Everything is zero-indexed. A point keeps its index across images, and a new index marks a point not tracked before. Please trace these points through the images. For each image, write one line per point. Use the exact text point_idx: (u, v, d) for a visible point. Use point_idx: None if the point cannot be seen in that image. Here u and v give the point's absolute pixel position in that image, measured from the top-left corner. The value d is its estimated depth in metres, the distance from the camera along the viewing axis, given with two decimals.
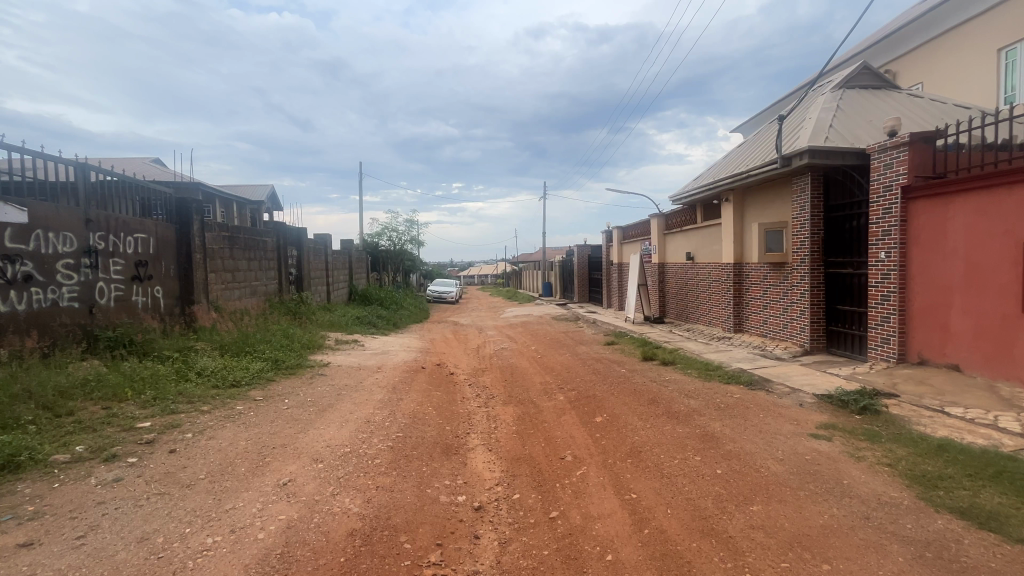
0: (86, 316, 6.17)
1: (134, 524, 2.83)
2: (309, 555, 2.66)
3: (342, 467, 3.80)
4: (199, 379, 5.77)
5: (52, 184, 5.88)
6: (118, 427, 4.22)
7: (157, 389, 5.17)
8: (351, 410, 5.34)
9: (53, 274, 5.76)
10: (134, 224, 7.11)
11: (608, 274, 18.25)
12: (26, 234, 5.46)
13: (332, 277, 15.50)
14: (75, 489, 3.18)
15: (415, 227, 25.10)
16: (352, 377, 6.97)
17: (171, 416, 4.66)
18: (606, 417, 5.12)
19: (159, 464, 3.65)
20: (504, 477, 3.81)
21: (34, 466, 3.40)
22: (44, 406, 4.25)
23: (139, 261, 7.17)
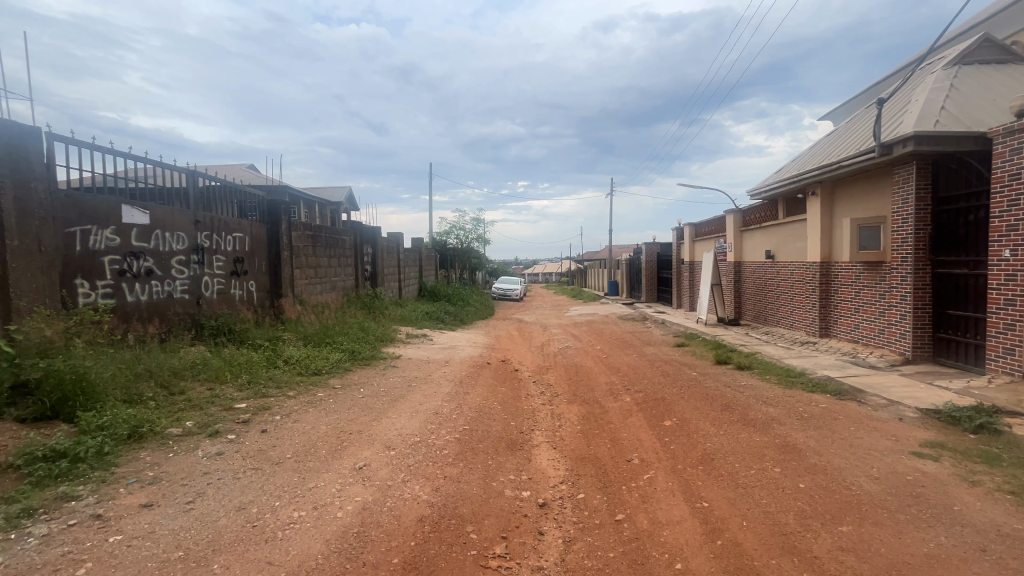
0: (194, 306, 6.93)
1: (233, 494, 3.14)
2: (382, 536, 2.80)
3: (412, 455, 3.98)
4: (286, 367, 6.29)
5: (168, 189, 6.63)
6: (219, 406, 4.70)
7: (251, 373, 5.71)
8: (421, 401, 5.57)
9: (169, 268, 6.52)
10: (232, 224, 7.85)
11: (679, 273, 17.55)
12: (148, 233, 6.20)
13: (403, 274, 16.23)
14: (185, 460, 3.59)
15: (482, 225, 25.57)
16: (421, 370, 7.23)
17: (262, 399, 5.12)
18: (676, 421, 4.94)
19: (253, 442, 4.02)
20: (568, 476, 3.79)
21: (154, 436, 3.88)
22: (161, 384, 4.84)
23: (238, 257, 7.94)
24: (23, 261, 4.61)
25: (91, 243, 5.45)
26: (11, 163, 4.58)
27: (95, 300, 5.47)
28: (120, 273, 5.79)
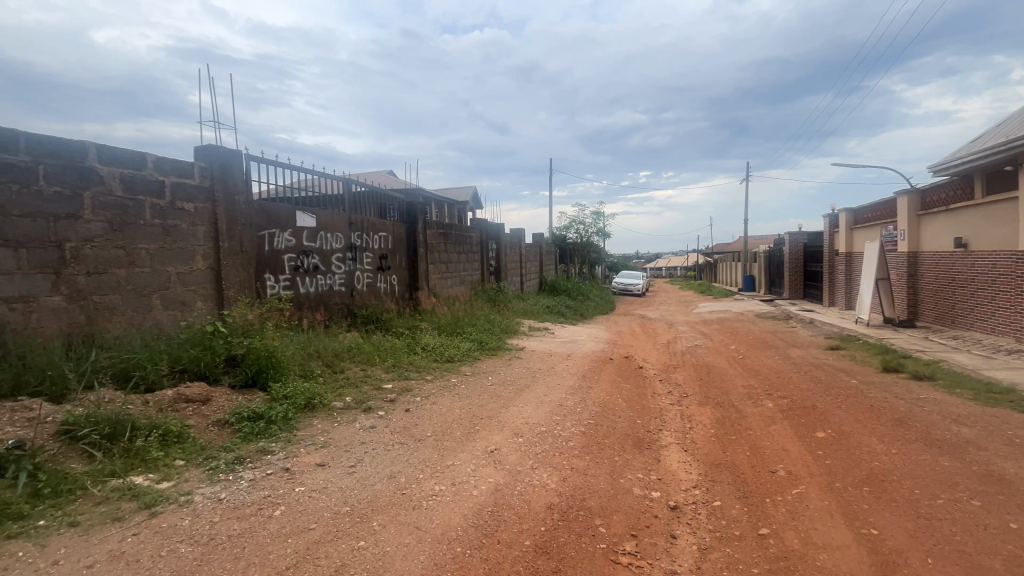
0: (349, 297, 7.96)
1: (385, 464, 3.56)
2: (514, 517, 2.94)
3: (540, 444, 4.09)
4: (424, 353, 6.90)
5: (329, 196, 7.67)
6: (371, 385, 5.36)
7: (395, 358, 6.38)
8: (545, 392, 5.70)
9: (330, 264, 7.57)
10: (378, 224, 8.83)
11: (832, 265, 15.33)
12: (315, 234, 7.27)
13: (525, 269, 16.69)
14: (347, 429, 4.16)
15: (602, 219, 25.09)
16: (543, 362, 7.38)
17: (405, 381, 5.71)
18: (832, 433, 4.35)
19: (398, 419, 4.49)
20: (702, 481, 3.57)
21: (323, 408, 4.55)
22: (327, 363, 5.66)
23: (383, 254, 8.92)
24: (230, 259, 5.74)
25: (275, 244, 6.56)
26: (222, 180, 5.71)
27: (278, 291, 6.57)
28: (295, 269, 6.88)
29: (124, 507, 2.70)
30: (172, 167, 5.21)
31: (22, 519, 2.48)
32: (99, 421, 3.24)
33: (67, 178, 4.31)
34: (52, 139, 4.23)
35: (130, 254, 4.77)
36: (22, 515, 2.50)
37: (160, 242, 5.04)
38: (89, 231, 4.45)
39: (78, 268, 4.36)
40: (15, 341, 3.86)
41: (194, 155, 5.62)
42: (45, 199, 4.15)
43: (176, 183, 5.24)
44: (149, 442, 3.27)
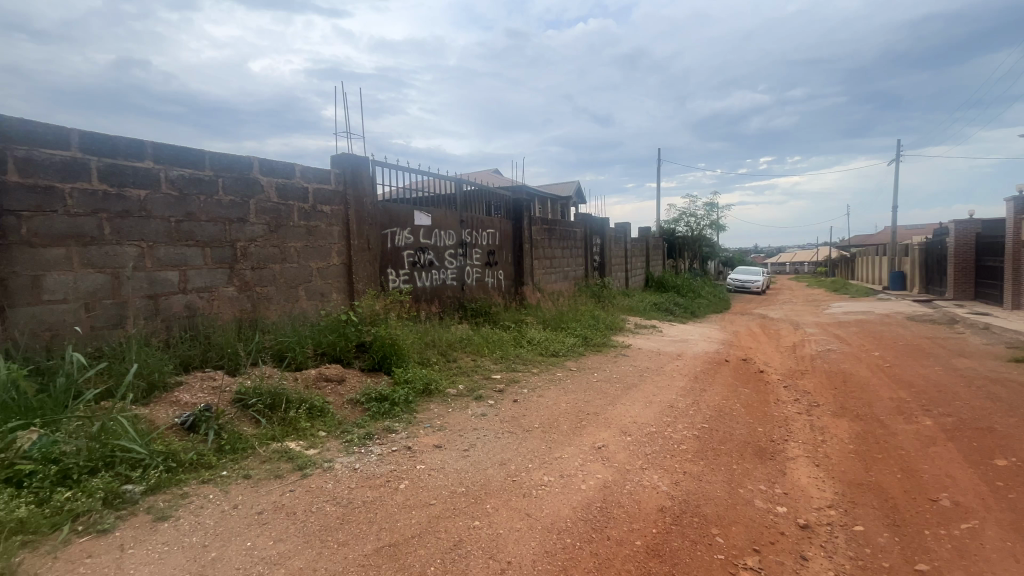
0: (460, 291, 8.41)
1: (496, 450, 3.71)
2: (624, 516, 2.90)
3: (649, 445, 3.97)
4: (530, 346, 7.06)
5: (443, 195, 8.16)
6: (480, 375, 5.63)
7: (503, 350, 6.63)
8: (654, 392, 5.50)
9: (444, 260, 8.06)
10: (486, 221, 9.20)
11: (1018, 260, 12.59)
12: (431, 232, 7.79)
13: (630, 264, 16.20)
14: (461, 415, 4.42)
15: (716, 210, 23.36)
16: (652, 361, 7.10)
17: (513, 372, 5.90)
18: (1016, 462, 3.60)
19: (507, 409, 4.66)
20: (840, 501, 3.19)
21: (438, 393, 4.89)
22: (442, 352, 6.05)
23: (491, 250, 9.27)
24: (359, 255, 6.40)
25: (396, 241, 7.14)
26: (354, 185, 6.36)
27: (399, 284, 7.17)
28: (413, 264, 7.44)
29: (282, 467, 3.17)
30: (315, 175, 5.93)
31: (211, 468, 3.03)
32: (263, 392, 3.82)
33: (238, 188, 5.12)
34: (228, 156, 5.05)
35: (283, 252, 5.54)
36: (210, 465, 3.05)
37: (305, 241, 5.78)
38: (253, 233, 5.26)
39: (245, 264, 5.18)
40: (203, 324, 4.70)
41: (331, 163, 6.33)
42: (223, 206, 4.98)
43: (317, 189, 5.96)
44: (299, 413, 3.78)
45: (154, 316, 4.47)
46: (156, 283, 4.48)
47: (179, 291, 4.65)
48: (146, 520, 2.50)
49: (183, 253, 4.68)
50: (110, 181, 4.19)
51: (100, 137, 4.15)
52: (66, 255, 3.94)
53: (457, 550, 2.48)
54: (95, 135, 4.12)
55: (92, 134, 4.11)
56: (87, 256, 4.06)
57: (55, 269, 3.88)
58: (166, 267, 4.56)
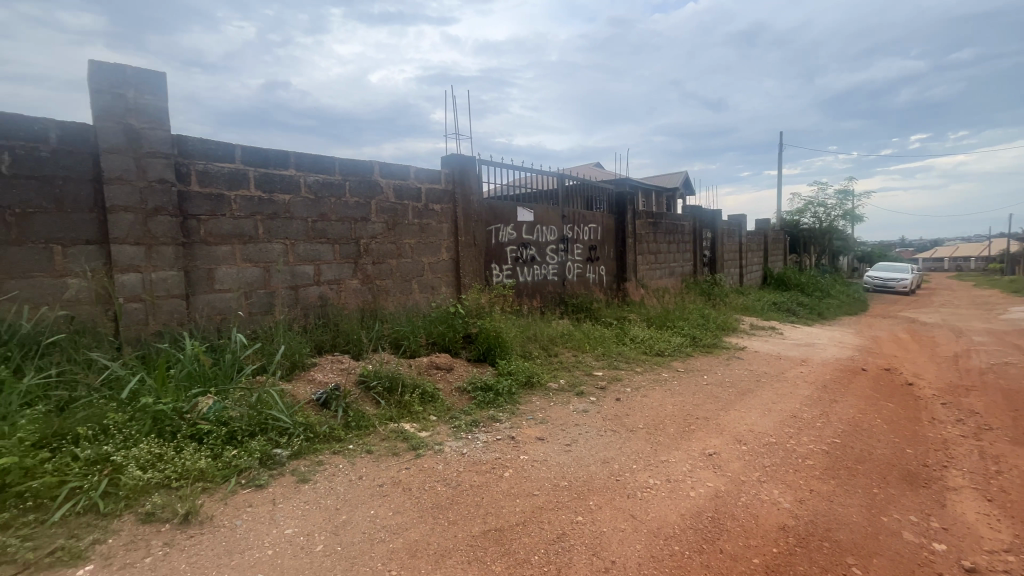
0: (561, 287, 8.42)
1: (598, 448, 3.67)
2: (739, 530, 2.69)
3: (769, 456, 3.63)
4: (633, 344, 6.84)
5: (545, 191, 8.21)
6: (582, 371, 5.59)
7: (605, 346, 6.51)
8: (774, 399, 5.01)
9: (545, 255, 8.11)
10: (588, 216, 9.07)
11: None
12: (533, 228, 7.89)
13: (745, 260, 14.91)
14: (562, 410, 4.44)
15: (852, 198, 20.55)
16: (771, 366, 6.48)
17: (615, 370, 5.77)
18: None
19: (609, 407, 4.57)
20: (1021, 547, 2.63)
21: (540, 386, 4.95)
22: (543, 346, 6.11)
23: (592, 245, 9.14)
24: (466, 251, 6.70)
25: (500, 237, 7.34)
26: (461, 184, 6.66)
27: (502, 279, 7.37)
28: (516, 259, 7.59)
29: (399, 445, 3.46)
30: (427, 175, 6.32)
31: (340, 441, 3.40)
32: (382, 376, 4.19)
33: (362, 190, 5.64)
34: (355, 162, 5.58)
35: (399, 248, 6.01)
36: (340, 438, 3.42)
37: (418, 238, 6.21)
38: (374, 231, 5.77)
39: (367, 259, 5.71)
40: (333, 312, 5.28)
41: (441, 163, 6.69)
42: (350, 207, 5.54)
43: (429, 189, 6.34)
44: (413, 397, 4.08)
45: (295, 305, 5.12)
46: (297, 275, 5.13)
47: (315, 282, 5.26)
48: (292, 481, 2.88)
49: (318, 249, 5.28)
50: (263, 188, 4.86)
51: (256, 150, 4.82)
52: (231, 252, 4.67)
53: (561, 543, 2.50)
54: (253, 149, 4.81)
55: (250, 148, 4.79)
56: (246, 252, 4.77)
57: (223, 264, 4.62)
58: (304, 262, 5.18)
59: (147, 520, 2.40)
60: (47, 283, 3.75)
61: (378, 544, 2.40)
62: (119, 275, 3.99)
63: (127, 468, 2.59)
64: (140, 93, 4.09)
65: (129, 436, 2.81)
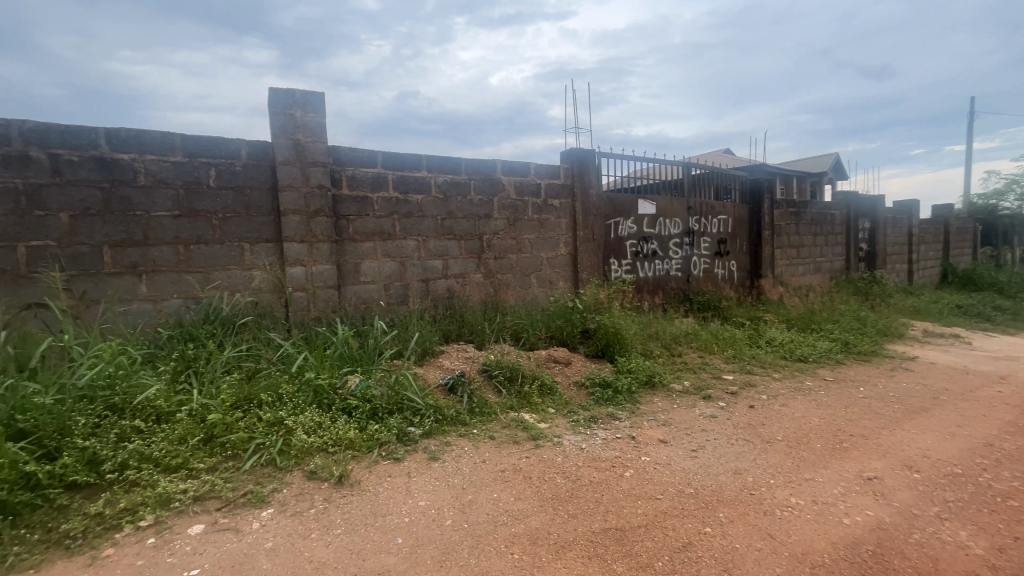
0: (685, 283, 7.93)
1: (729, 457, 3.38)
2: (910, 572, 2.28)
3: (952, 490, 3.01)
4: (769, 348, 6.17)
5: (669, 182, 7.76)
6: (709, 373, 5.20)
7: (736, 349, 5.98)
8: (958, 422, 4.14)
9: (668, 250, 7.69)
10: (717, 207, 8.39)
11: None
12: (655, 221, 7.52)
13: (917, 254, 12.54)
14: (687, 413, 4.18)
15: None
16: (954, 381, 5.36)
17: (748, 375, 5.27)
18: None
19: (742, 415, 4.19)
20: None
21: (662, 387, 4.72)
22: (666, 345, 5.80)
23: (721, 239, 8.43)
24: (584, 246, 6.65)
25: (620, 231, 7.12)
26: (580, 178, 6.60)
27: (622, 274, 7.16)
28: (637, 254, 7.31)
29: (519, 434, 3.56)
30: (547, 171, 6.38)
31: (466, 425, 3.61)
32: (503, 366, 4.34)
33: (485, 188, 5.89)
34: (479, 161, 5.85)
35: (519, 243, 6.17)
36: (465, 422, 3.64)
37: (537, 233, 6.31)
38: (496, 227, 6.00)
39: (490, 254, 5.96)
40: (459, 304, 5.61)
41: (560, 158, 6.70)
42: (474, 204, 5.83)
43: (548, 184, 6.40)
44: (532, 388, 4.17)
45: (426, 296, 5.55)
46: (427, 269, 5.55)
47: (443, 276, 5.65)
48: (424, 458, 3.14)
49: (446, 245, 5.66)
50: (399, 189, 5.34)
51: (395, 155, 5.31)
52: (374, 248, 5.22)
53: (687, 553, 2.36)
54: (392, 154, 5.30)
55: (390, 153, 5.28)
56: (385, 248, 5.29)
57: (367, 258, 5.18)
58: (434, 256, 5.59)
59: (311, 477, 2.80)
60: (239, 274, 4.56)
61: (501, 527, 2.51)
62: (289, 268, 4.70)
63: (296, 432, 3.05)
64: (305, 111, 4.76)
65: (297, 404, 3.30)
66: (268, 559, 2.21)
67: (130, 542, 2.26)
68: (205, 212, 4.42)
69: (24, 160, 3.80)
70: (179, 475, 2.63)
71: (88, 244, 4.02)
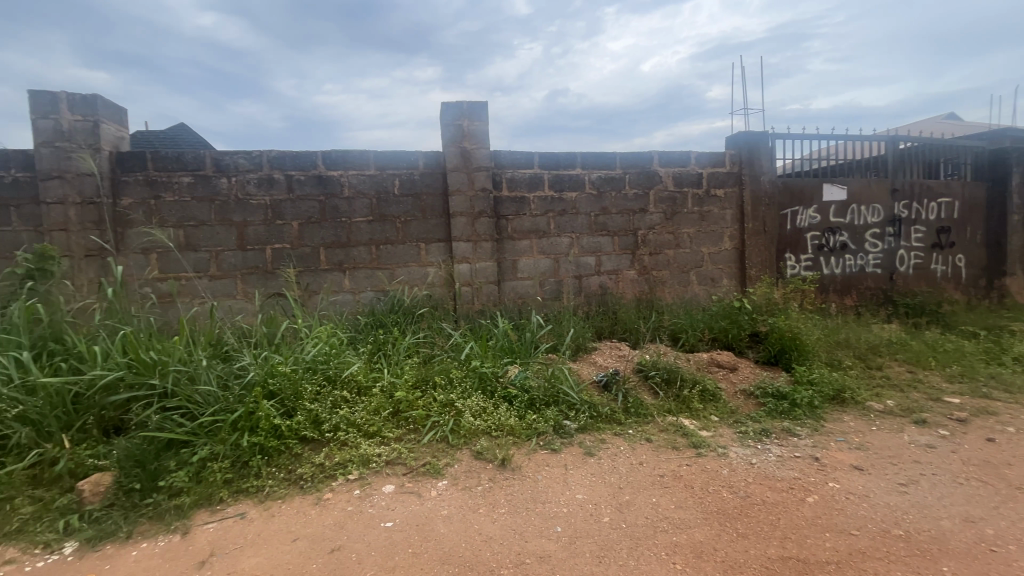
0: (887, 282, 6.59)
1: (956, 500, 2.72)
2: None
3: None
4: (1018, 366, 4.77)
5: (866, 161, 6.51)
6: (923, 393, 4.24)
7: (964, 365, 4.76)
8: None
9: (863, 242, 6.47)
10: (937, 188, 6.76)
11: None
12: (846, 208, 6.39)
13: None
14: (891, 438, 3.48)
15: None
16: None
17: (983, 399, 4.15)
18: None
19: (974, 449, 3.33)
20: None
21: (855, 404, 4.01)
22: (860, 356, 4.90)
23: (942, 227, 6.79)
24: (753, 240, 5.98)
25: (799, 222, 6.21)
26: (750, 164, 5.94)
27: (801, 271, 6.25)
28: (821, 247, 6.30)
29: (678, 440, 3.38)
30: (709, 159, 5.89)
31: (620, 425, 3.56)
32: (660, 367, 4.16)
33: (640, 181, 5.70)
34: (635, 154, 5.67)
35: (677, 238, 5.83)
36: (620, 421, 3.59)
37: (698, 227, 5.88)
38: (652, 221, 5.76)
39: (645, 250, 5.76)
40: (612, 301, 5.55)
41: (726, 143, 6.11)
42: (628, 199, 5.68)
43: (711, 173, 5.91)
44: (693, 393, 3.92)
45: (579, 293, 5.61)
46: (580, 266, 5.60)
47: (596, 272, 5.64)
48: (579, 452, 3.19)
49: (599, 242, 5.63)
50: (555, 188, 5.48)
51: (550, 155, 5.45)
52: (530, 246, 5.45)
53: None
54: (548, 154, 5.45)
55: (546, 153, 5.45)
56: (541, 245, 5.49)
57: (524, 255, 5.44)
58: (586, 253, 5.61)
59: (478, 457, 3.07)
60: (417, 271, 5.20)
61: (661, 534, 2.42)
62: (456, 265, 5.20)
63: (464, 414, 3.36)
64: (471, 120, 5.17)
65: (465, 389, 3.64)
66: (444, 524, 2.49)
67: (342, 491, 2.77)
68: (392, 217, 5.13)
69: (270, 181, 4.87)
70: (376, 441, 3.12)
71: (311, 246, 4.98)
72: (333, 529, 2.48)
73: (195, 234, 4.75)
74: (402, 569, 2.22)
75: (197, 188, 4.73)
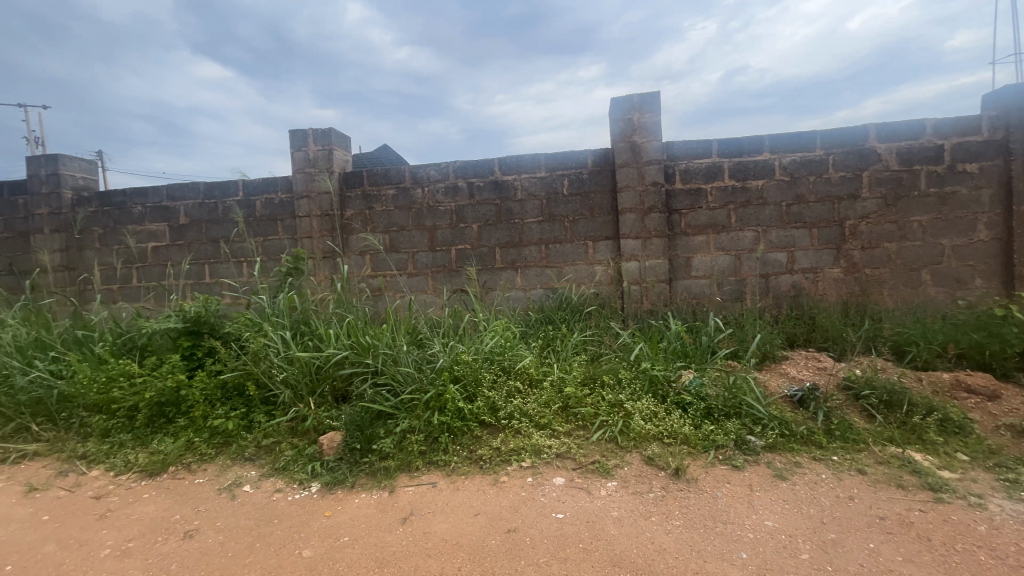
0: None
1: None
2: None
3: None
4: None
5: None
6: None
7: None
8: None
9: None
10: None
11: None
12: None
13: None
14: None
15: None
16: None
17: None
18: None
19: None
20: None
21: None
22: None
23: None
24: None
25: None
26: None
27: None
28: None
29: (906, 477, 2.74)
30: (955, 126, 4.63)
31: (822, 448, 3.04)
32: (877, 386, 3.42)
33: (849, 162, 4.78)
34: (843, 130, 4.78)
35: (903, 228, 4.73)
36: (821, 445, 3.06)
37: (935, 213, 4.68)
38: (866, 209, 4.78)
39: (855, 244, 4.81)
40: (809, 304, 4.77)
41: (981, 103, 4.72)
42: (832, 183, 4.81)
43: (957, 144, 4.64)
44: (927, 422, 3.14)
45: (766, 294, 4.97)
46: (768, 263, 4.95)
47: (787, 271, 4.93)
48: (768, 474, 2.83)
49: (793, 235, 4.90)
50: (737, 177, 4.95)
51: (732, 140, 4.94)
52: (706, 242, 5.03)
53: None
54: (729, 140, 4.94)
55: (726, 139, 4.95)
56: (719, 241, 5.01)
57: (699, 252, 5.04)
58: (776, 249, 4.93)
59: (649, 463, 2.95)
60: (584, 269, 5.24)
61: None
62: (625, 264, 5.08)
63: (634, 417, 3.27)
64: (642, 113, 4.99)
65: (634, 391, 3.54)
66: (615, 526, 2.46)
67: (516, 477, 2.96)
68: (561, 216, 5.27)
69: (455, 189, 5.44)
70: (547, 433, 3.24)
71: (488, 246, 5.42)
72: (510, 511, 2.66)
73: (397, 238, 5.58)
74: (574, 562, 2.26)
75: (399, 198, 5.55)
